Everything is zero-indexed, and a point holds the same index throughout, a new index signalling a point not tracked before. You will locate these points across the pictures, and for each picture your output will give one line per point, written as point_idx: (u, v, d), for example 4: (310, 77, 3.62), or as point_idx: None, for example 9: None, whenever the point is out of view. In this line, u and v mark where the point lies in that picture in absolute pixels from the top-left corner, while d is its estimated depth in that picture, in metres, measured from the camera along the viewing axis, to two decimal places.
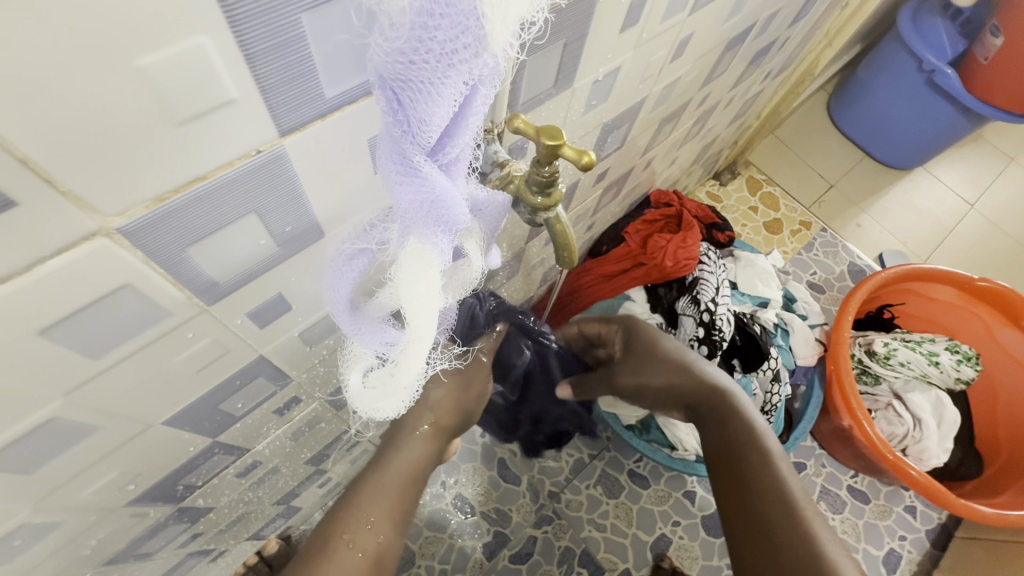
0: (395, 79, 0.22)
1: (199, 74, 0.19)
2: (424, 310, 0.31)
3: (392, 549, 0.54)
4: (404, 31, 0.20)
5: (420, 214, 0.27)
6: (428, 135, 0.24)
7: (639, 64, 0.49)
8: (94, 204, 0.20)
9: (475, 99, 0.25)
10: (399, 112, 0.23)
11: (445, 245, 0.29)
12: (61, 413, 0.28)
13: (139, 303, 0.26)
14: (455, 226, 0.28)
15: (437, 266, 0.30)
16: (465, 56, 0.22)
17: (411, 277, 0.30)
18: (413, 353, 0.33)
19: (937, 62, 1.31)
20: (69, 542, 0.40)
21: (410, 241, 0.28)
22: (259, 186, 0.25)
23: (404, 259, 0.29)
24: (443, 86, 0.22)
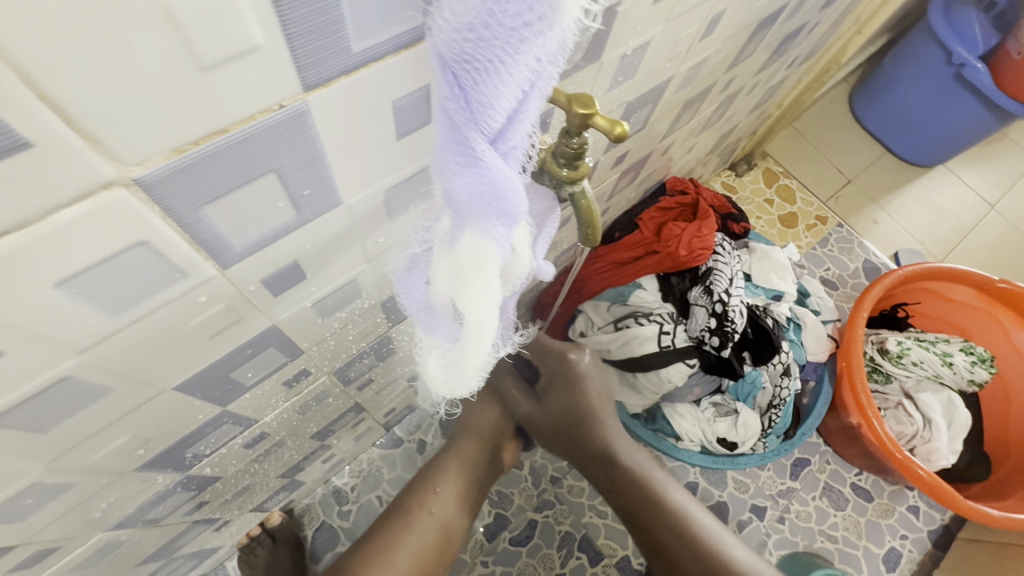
0: (461, 58, 0.21)
1: (226, 17, 0.18)
2: (484, 305, 0.30)
3: (454, 522, 0.68)
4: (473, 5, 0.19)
5: (480, 209, 0.25)
6: (493, 119, 0.22)
7: (668, 41, 0.48)
8: (113, 151, 0.19)
9: (534, 87, 0.23)
10: (463, 95, 0.22)
11: (504, 240, 0.27)
12: (74, 371, 0.27)
13: (155, 260, 0.25)
14: (514, 223, 0.26)
15: (495, 264, 0.28)
16: (535, 30, 0.20)
17: (467, 274, 0.28)
18: (480, 346, 0.33)
19: (966, 55, 1.29)
20: (78, 504, 0.40)
21: (468, 235, 0.27)
22: (280, 144, 0.25)
23: (460, 255, 0.27)
24: (511, 64, 0.21)
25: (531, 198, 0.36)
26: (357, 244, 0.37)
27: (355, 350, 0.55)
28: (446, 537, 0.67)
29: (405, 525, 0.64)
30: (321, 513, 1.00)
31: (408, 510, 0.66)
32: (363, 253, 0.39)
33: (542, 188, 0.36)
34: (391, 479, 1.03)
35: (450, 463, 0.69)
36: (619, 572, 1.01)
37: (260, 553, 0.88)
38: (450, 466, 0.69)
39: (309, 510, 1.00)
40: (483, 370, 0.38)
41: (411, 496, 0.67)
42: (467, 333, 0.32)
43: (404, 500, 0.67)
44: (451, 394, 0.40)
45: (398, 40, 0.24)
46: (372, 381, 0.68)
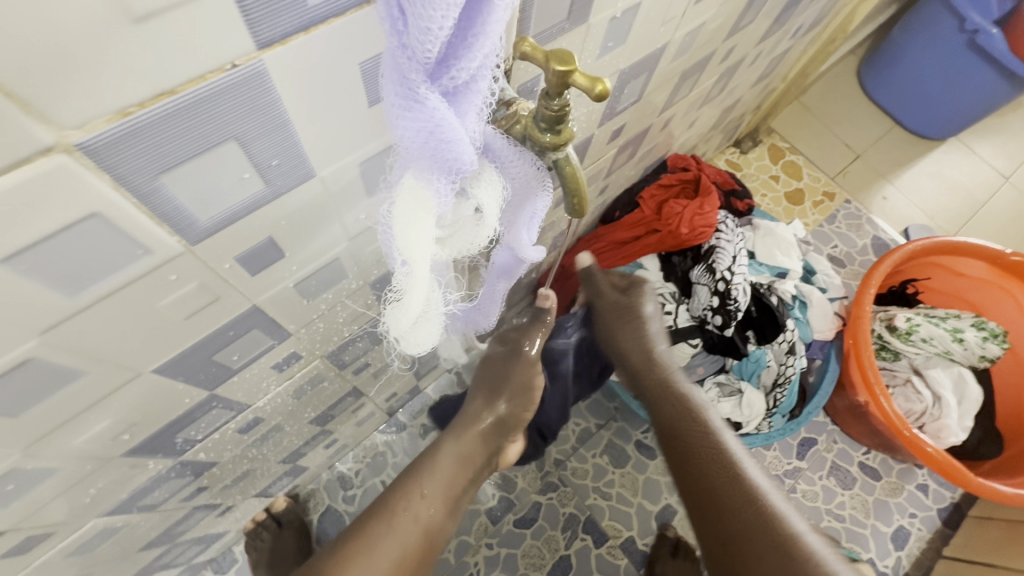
0: None
1: None
2: (421, 254, 0.28)
3: (439, 528, 0.59)
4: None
5: (422, 150, 0.24)
6: (430, 54, 0.21)
7: (661, 2, 0.45)
8: (47, 113, 0.18)
9: (488, 16, 0.22)
10: (401, 22, 0.20)
11: (444, 183, 0.26)
12: (38, 353, 0.27)
13: (112, 234, 0.24)
14: (457, 169, 0.25)
15: (435, 211, 0.27)
16: None
17: (405, 216, 0.27)
18: (414, 296, 0.31)
19: (980, 22, 1.25)
20: (66, 489, 0.40)
21: (409, 177, 0.26)
22: (236, 107, 0.23)
23: (400, 195, 0.27)
24: None
25: (516, 164, 0.31)
26: (336, 222, 0.36)
27: (347, 333, 0.54)
28: (429, 543, 0.57)
29: (383, 526, 0.55)
30: (326, 498, 1.00)
31: (389, 509, 0.56)
32: (343, 231, 0.38)
33: (534, 156, 0.32)
34: (395, 464, 1.03)
35: (446, 458, 0.62)
36: (624, 553, 1.01)
37: (265, 537, 0.89)
38: (439, 462, 0.61)
39: (314, 495, 1.00)
40: (434, 325, 0.36)
41: (394, 495, 0.57)
42: (399, 279, 0.30)
43: (386, 497, 0.58)
44: (405, 348, 0.37)
45: None
46: (368, 364, 0.68)
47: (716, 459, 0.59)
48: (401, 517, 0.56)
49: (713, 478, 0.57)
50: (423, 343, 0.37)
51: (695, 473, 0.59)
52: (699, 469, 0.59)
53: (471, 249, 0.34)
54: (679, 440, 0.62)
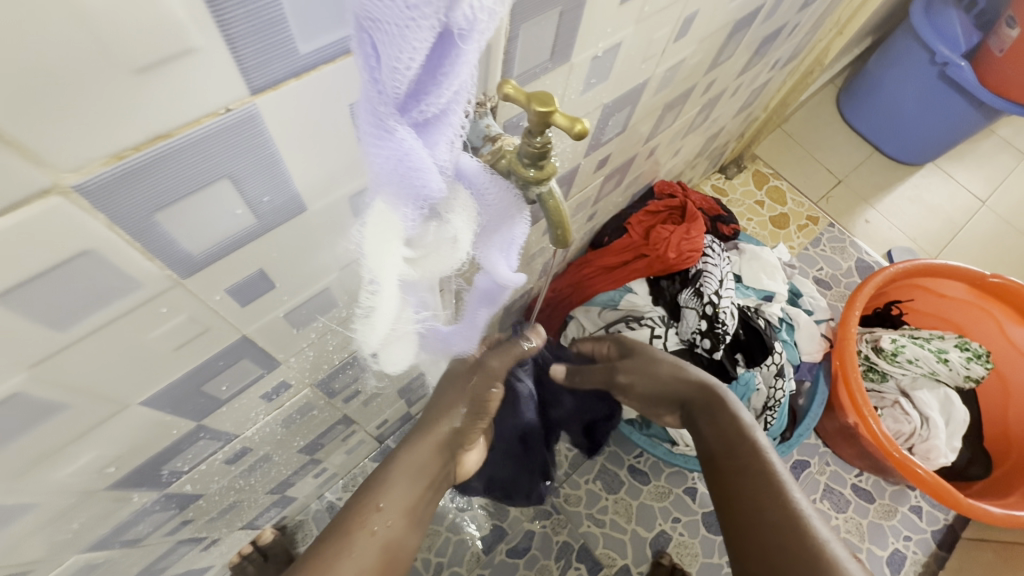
0: (366, 22, 0.20)
1: (147, 15, 0.18)
2: (388, 271, 0.30)
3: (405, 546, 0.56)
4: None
5: (392, 178, 0.25)
6: (398, 90, 0.22)
7: (641, 42, 0.47)
8: (48, 158, 0.19)
9: (456, 57, 0.23)
10: (372, 62, 0.21)
11: (412, 209, 0.27)
12: (27, 388, 0.27)
13: (103, 269, 0.24)
14: (426, 196, 0.26)
15: (403, 231, 0.28)
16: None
17: (376, 238, 0.28)
18: (381, 309, 0.32)
19: (950, 54, 1.31)
20: (50, 524, 0.39)
21: (380, 202, 0.27)
22: (231, 148, 0.24)
23: (370, 218, 0.28)
24: (414, 30, 0.20)
25: (493, 191, 0.32)
26: (327, 252, 0.37)
27: (337, 360, 0.54)
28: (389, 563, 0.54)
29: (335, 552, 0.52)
30: (315, 529, 0.99)
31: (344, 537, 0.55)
32: (334, 261, 0.38)
33: (515, 187, 0.33)
34: None
35: None
36: None
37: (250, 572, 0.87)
38: None
39: (302, 526, 0.99)
40: (401, 334, 0.37)
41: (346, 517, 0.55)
42: (369, 293, 0.32)
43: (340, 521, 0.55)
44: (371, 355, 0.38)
45: (346, 42, 0.24)
46: (359, 392, 0.68)
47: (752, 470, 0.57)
48: (364, 540, 0.50)
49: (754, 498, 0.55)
50: (386, 350, 0.38)
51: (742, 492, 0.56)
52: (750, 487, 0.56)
53: (444, 271, 0.35)
54: (715, 452, 0.61)
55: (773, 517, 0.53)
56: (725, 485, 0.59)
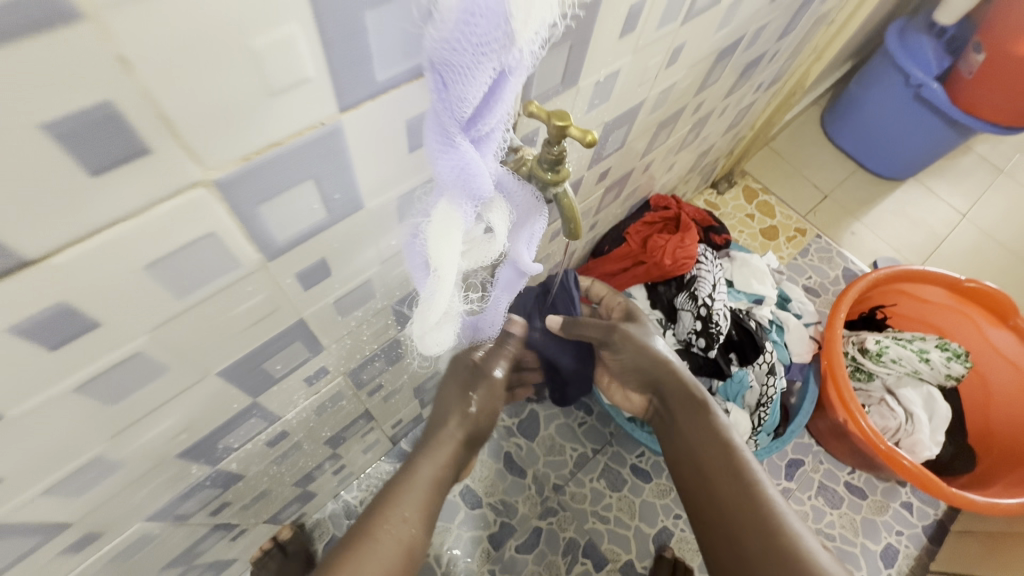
0: (441, 65, 0.26)
1: (285, 55, 0.24)
2: (448, 263, 0.35)
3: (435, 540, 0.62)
4: (449, 26, 0.24)
5: (454, 183, 0.31)
6: (465, 113, 0.28)
7: (636, 68, 0.55)
8: (203, 159, 0.25)
9: (507, 87, 0.29)
10: (443, 95, 0.27)
11: (469, 207, 0.33)
12: (145, 349, 0.33)
13: (216, 249, 0.31)
14: (480, 196, 0.32)
15: (461, 227, 0.34)
16: (499, 44, 0.26)
17: (438, 234, 0.34)
18: (440, 299, 0.38)
19: (923, 77, 1.40)
20: (127, 487, 0.44)
21: (442, 203, 0.33)
22: (320, 153, 0.31)
23: (434, 218, 0.34)
24: (479, 70, 0.26)
25: (520, 195, 0.39)
26: (373, 245, 0.43)
27: (368, 350, 0.60)
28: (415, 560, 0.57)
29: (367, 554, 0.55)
30: (331, 528, 1.03)
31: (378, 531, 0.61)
32: (378, 254, 0.45)
33: (534, 189, 0.40)
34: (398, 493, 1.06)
35: None
36: None
37: (272, 566, 0.91)
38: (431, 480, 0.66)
39: (319, 524, 1.03)
40: (451, 322, 0.43)
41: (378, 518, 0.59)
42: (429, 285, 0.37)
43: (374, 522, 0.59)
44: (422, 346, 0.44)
45: (410, 71, 0.31)
46: (381, 386, 0.74)
47: (730, 477, 0.66)
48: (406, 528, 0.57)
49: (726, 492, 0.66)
50: (436, 341, 0.43)
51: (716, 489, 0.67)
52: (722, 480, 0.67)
53: (483, 261, 0.41)
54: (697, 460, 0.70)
55: (747, 516, 0.63)
56: (707, 487, 0.68)
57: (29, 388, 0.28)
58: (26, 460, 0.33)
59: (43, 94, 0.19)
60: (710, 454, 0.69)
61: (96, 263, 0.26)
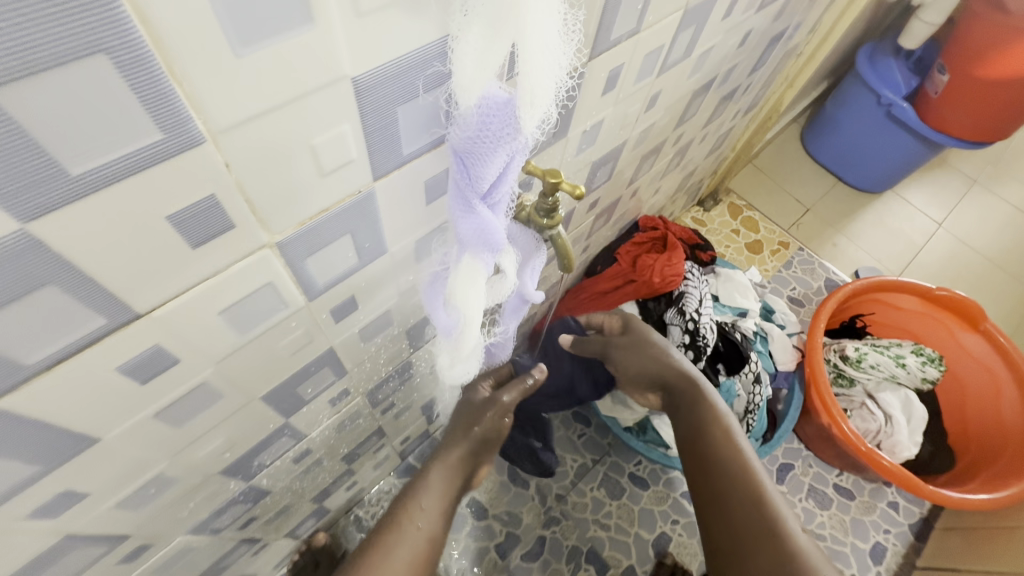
0: (466, 150, 0.31)
1: (336, 145, 0.31)
2: (473, 304, 0.42)
3: None
4: (472, 121, 0.30)
5: (475, 242, 0.36)
6: (483, 186, 0.33)
7: (619, 115, 0.62)
8: (269, 227, 0.32)
9: (517, 166, 0.35)
10: (466, 171, 0.32)
11: (489, 261, 0.38)
12: (209, 378, 0.39)
13: (271, 295, 0.37)
14: (497, 251, 0.37)
15: (482, 277, 0.39)
16: (511, 134, 0.31)
17: (464, 281, 0.40)
18: (468, 335, 0.44)
19: (893, 97, 1.49)
20: (177, 501, 0.50)
21: (465, 259, 0.38)
22: (356, 214, 0.37)
23: (459, 270, 0.39)
24: (496, 154, 0.32)
25: (521, 238, 0.46)
26: (394, 282, 0.50)
27: (384, 372, 0.66)
28: None
29: None
30: (345, 543, 1.07)
31: None
32: (397, 289, 0.51)
33: (533, 232, 0.46)
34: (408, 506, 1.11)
35: None
36: None
37: None
38: None
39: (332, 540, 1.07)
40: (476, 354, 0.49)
41: None
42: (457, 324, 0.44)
43: None
44: (449, 376, 0.51)
45: (429, 145, 0.38)
46: (394, 404, 0.79)
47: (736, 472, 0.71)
48: None
49: (730, 485, 0.71)
50: (464, 371, 0.50)
51: (718, 483, 0.72)
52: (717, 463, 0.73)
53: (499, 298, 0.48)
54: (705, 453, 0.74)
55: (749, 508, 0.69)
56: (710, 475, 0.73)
57: (121, 415, 0.34)
58: (108, 477, 0.38)
59: (170, 196, 0.25)
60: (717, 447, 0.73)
61: (184, 313, 0.32)
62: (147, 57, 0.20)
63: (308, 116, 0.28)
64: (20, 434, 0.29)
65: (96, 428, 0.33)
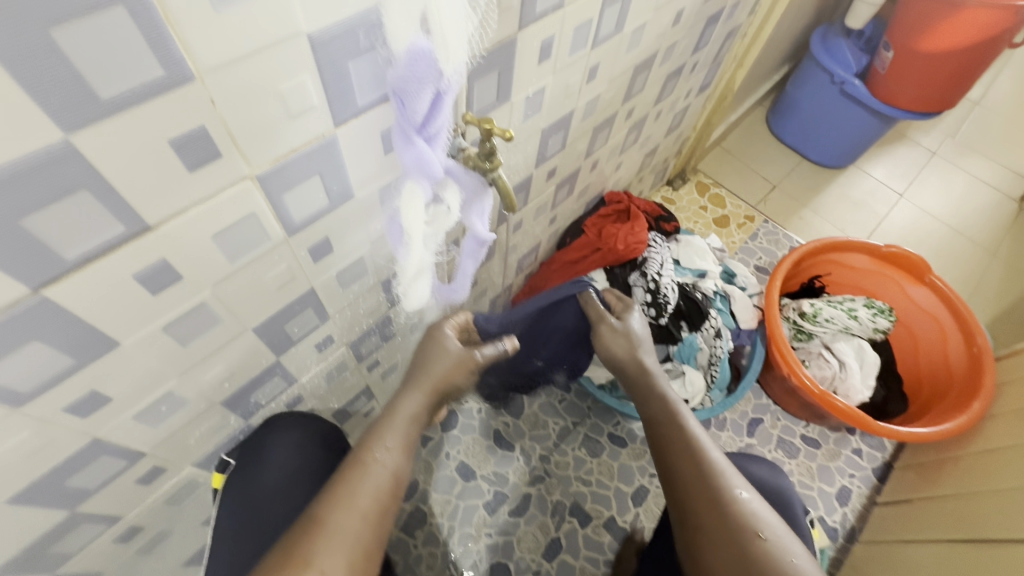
0: (400, 89, 0.41)
1: (300, 92, 0.39)
2: (415, 223, 0.50)
3: None
4: (402, 65, 0.40)
5: (415, 169, 0.45)
6: (417, 120, 0.43)
7: (560, 85, 0.71)
8: (250, 160, 0.40)
9: (446, 105, 0.44)
10: (402, 107, 0.42)
11: (427, 187, 0.48)
12: (207, 300, 0.47)
13: (256, 226, 0.45)
14: (434, 177, 0.47)
15: (422, 200, 0.49)
16: (433, 76, 0.41)
17: (407, 204, 0.49)
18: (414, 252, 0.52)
19: (844, 74, 1.59)
20: (184, 426, 0.57)
21: (408, 186, 0.47)
22: (321, 157, 0.46)
23: (404, 195, 0.48)
24: (422, 90, 0.42)
25: (467, 179, 0.54)
26: (363, 229, 0.58)
27: (365, 323, 0.74)
28: None
29: None
30: None
31: None
32: (368, 236, 0.59)
33: (478, 175, 0.54)
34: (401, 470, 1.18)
35: None
36: (607, 531, 1.16)
37: None
38: None
39: None
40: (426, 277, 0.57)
41: None
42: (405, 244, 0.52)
43: None
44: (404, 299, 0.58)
45: (381, 98, 0.46)
46: (378, 361, 0.87)
47: (684, 448, 0.70)
48: None
49: (678, 461, 0.70)
50: (416, 294, 0.58)
51: (670, 462, 0.71)
52: (666, 445, 0.72)
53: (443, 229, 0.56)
54: (659, 433, 0.74)
55: (696, 481, 0.67)
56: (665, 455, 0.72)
57: (136, 323, 0.42)
58: (127, 385, 0.46)
59: (171, 125, 0.33)
60: (666, 426, 0.74)
61: (184, 232, 0.40)
62: (152, 10, 0.28)
63: (275, 66, 0.36)
64: (58, 325, 0.37)
65: (117, 332, 0.41)
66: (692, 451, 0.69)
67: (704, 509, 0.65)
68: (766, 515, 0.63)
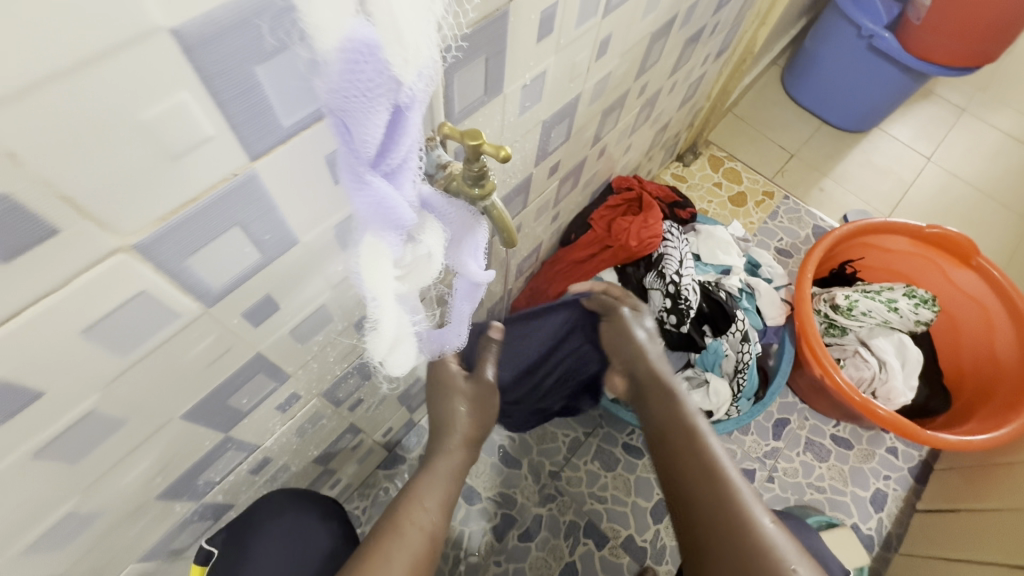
0: (339, 109, 0.26)
1: (179, 120, 0.25)
2: (381, 285, 0.36)
3: None
4: (336, 72, 0.25)
5: (374, 218, 0.31)
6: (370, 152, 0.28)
7: (564, 65, 0.56)
8: (115, 227, 0.26)
9: (411, 124, 0.30)
10: (346, 135, 0.27)
11: (395, 238, 0.34)
12: (97, 406, 0.34)
13: (153, 307, 0.32)
14: (403, 227, 0.33)
15: (390, 256, 0.35)
16: (387, 85, 0.26)
17: (369, 264, 0.35)
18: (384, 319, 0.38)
19: (873, 27, 1.41)
20: (110, 533, 0.46)
21: (368, 238, 0.33)
22: (237, 204, 0.32)
23: (363, 251, 0.34)
24: (374, 110, 0.27)
25: (452, 212, 0.40)
26: (318, 277, 0.44)
27: (339, 370, 0.61)
28: None
29: None
30: None
31: None
32: (326, 282, 0.46)
33: (466, 205, 0.41)
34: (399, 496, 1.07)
35: None
36: (625, 551, 1.07)
37: None
38: None
39: None
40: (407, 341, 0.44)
41: None
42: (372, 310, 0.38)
43: None
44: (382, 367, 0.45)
45: (316, 113, 0.32)
46: (361, 400, 0.75)
47: (701, 469, 0.59)
48: None
49: (692, 483, 0.60)
50: (395, 361, 0.44)
51: (679, 481, 0.61)
52: (676, 463, 0.62)
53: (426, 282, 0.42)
54: (666, 445, 0.64)
55: (714, 512, 0.56)
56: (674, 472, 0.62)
57: None
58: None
59: None
60: (675, 439, 0.63)
61: (27, 339, 0.27)
62: None
63: (123, 85, 0.22)
64: None
65: None
66: (706, 471, 0.59)
67: (722, 539, 0.55)
68: (790, 550, 0.52)
